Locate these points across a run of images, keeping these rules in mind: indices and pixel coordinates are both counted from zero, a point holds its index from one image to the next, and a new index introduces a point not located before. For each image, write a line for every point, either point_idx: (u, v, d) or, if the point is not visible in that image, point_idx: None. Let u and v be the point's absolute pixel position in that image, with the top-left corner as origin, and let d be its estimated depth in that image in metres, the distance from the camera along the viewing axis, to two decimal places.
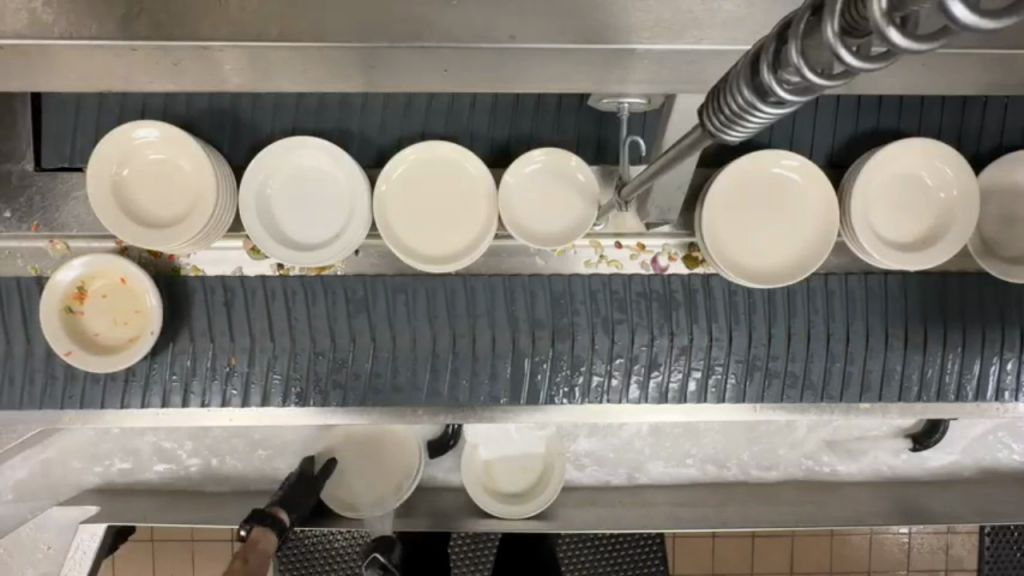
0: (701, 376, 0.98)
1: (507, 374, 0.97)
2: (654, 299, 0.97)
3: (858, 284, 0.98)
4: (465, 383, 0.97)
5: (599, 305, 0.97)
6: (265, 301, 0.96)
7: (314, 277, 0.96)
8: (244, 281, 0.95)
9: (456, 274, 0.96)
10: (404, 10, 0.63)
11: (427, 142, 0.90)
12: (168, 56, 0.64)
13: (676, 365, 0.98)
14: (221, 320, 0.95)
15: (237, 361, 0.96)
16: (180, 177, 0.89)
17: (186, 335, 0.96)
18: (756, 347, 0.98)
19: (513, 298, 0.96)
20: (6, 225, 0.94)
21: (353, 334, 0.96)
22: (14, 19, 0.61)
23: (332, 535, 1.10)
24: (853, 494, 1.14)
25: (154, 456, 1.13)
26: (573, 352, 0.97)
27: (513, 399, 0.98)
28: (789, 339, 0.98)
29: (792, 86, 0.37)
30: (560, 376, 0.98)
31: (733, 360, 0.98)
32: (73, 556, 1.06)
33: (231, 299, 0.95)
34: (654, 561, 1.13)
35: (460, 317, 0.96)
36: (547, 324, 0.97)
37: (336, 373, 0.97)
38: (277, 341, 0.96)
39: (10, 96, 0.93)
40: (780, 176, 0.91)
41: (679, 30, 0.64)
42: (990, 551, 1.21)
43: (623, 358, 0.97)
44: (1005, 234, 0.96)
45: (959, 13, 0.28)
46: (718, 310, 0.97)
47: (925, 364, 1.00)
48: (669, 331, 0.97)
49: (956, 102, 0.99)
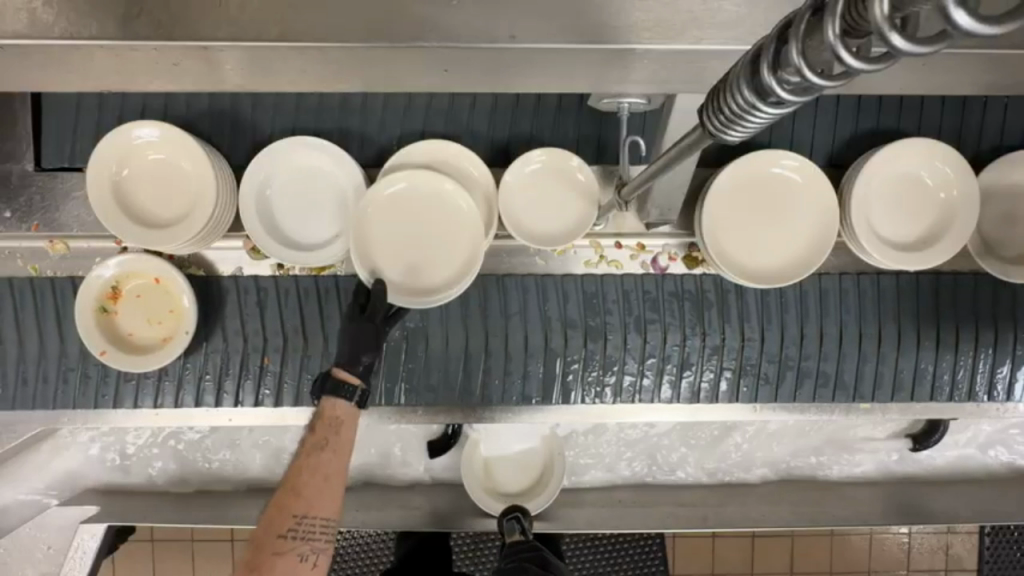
0: (733, 376, 0.99)
1: (540, 373, 0.98)
2: (686, 299, 0.98)
3: (890, 283, 0.99)
4: (498, 383, 0.98)
5: (631, 304, 0.98)
6: (298, 302, 0.96)
7: (347, 278, 0.96)
8: (278, 281, 0.96)
9: (490, 274, 0.97)
10: (404, 9, 0.63)
11: (428, 142, 0.90)
12: (168, 56, 0.64)
13: (708, 365, 0.99)
14: (255, 319, 0.96)
15: (269, 361, 0.97)
16: (180, 177, 0.89)
17: (219, 335, 0.96)
18: (789, 347, 0.99)
19: (546, 298, 0.97)
20: (5, 225, 0.95)
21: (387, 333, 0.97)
22: (14, 19, 0.61)
23: (332, 535, 1.11)
24: (853, 494, 1.14)
25: (155, 456, 1.13)
26: (606, 352, 0.98)
27: (544, 399, 0.99)
28: (820, 340, 0.99)
29: (791, 86, 0.37)
30: (592, 376, 0.98)
31: (764, 361, 0.99)
32: (73, 557, 1.07)
33: (265, 300, 0.96)
34: (654, 562, 1.13)
35: (494, 316, 0.97)
36: (579, 324, 0.97)
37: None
38: (310, 341, 0.96)
39: (9, 96, 0.93)
40: (781, 176, 0.91)
41: (679, 31, 0.63)
42: (990, 551, 1.22)
43: (655, 358, 0.98)
44: (1006, 234, 0.96)
45: (962, 21, 0.28)
46: (750, 309, 0.98)
47: (957, 365, 1.00)
48: (701, 332, 0.98)
49: (956, 102, 0.99)
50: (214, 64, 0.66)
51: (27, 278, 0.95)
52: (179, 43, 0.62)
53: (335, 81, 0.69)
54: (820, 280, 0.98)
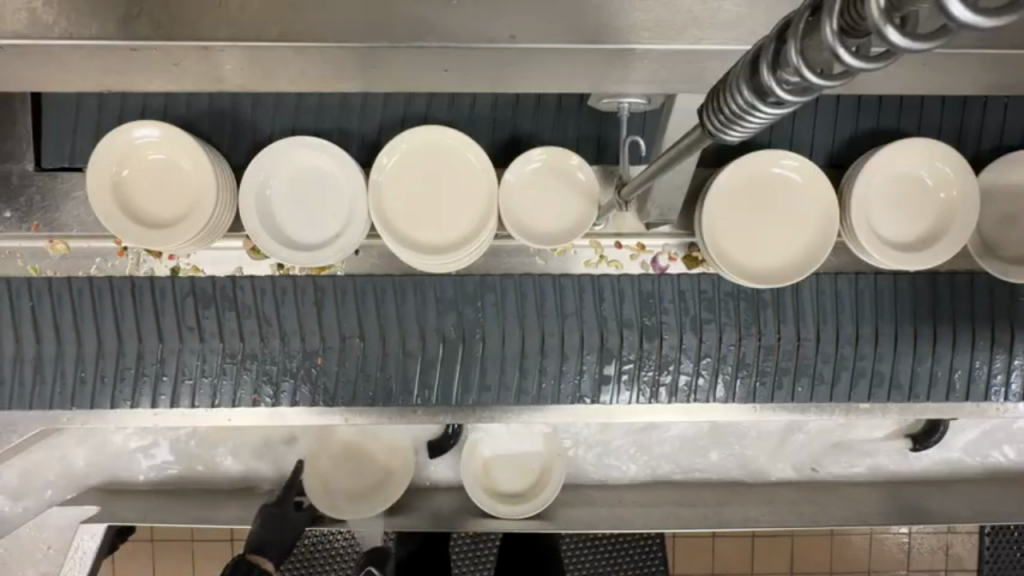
0: (789, 376, 0.99)
1: (593, 373, 0.98)
2: (742, 299, 0.97)
3: (945, 283, 0.99)
4: (551, 383, 0.97)
5: (687, 304, 0.97)
6: (356, 301, 0.96)
7: (405, 279, 0.96)
8: (334, 280, 0.96)
9: (546, 275, 0.97)
10: (403, 11, 0.63)
11: (422, 129, 0.88)
12: (168, 55, 0.64)
13: (764, 365, 0.98)
14: (312, 319, 0.96)
15: (324, 360, 0.96)
16: (179, 177, 0.89)
17: (276, 335, 0.96)
18: (844, 346, 0.98)
19: (602, 298, 0.97)
20: (6, 225, 0.95)
21: (443, 333, 0.96)
22: (14, 19, 0.61)
23: (332, 535, 1.11)
24: (852, 494, 1.14)
25: (156, 457, 1.13)
26: (661, 351, 0.97)
27: (595, 398, 0.98)
28: (876, 340, 0.98)
29: (791, 86, 0.37)
30: (647, 374, 0.98)
31: (821, 360, 0.99)
32: (72, 556, 1.06)
33: (321, 300, 0.96)
34: (654, 562, 1.12)
35: (550, 316, 0.97)
36: (635, 324, 0.97)
37: (426, 372, 0.97)
38: (367, 340, 0.96)
39: (10, 96, 0.93)
40: (781, 175, 0.91)
41: (679, 30, 0.63)
42: (990, 551, 1.22)
43: (710, 358, 0.98)
44: (1007, 234, 0.96)
45: (958, 12, 0.28)
46: (806, 309, 0.98)
47: (1012, 366, 1.00)
48: (756, 331, 0.98)
49: (955, 102, 0.99)
50: (214, 64, 0.66)
51: (85, 278, 0.94)
52: (179, 43, 0.62)
53: (334, 80, 0.69)
54: (875, 280, 0.98)
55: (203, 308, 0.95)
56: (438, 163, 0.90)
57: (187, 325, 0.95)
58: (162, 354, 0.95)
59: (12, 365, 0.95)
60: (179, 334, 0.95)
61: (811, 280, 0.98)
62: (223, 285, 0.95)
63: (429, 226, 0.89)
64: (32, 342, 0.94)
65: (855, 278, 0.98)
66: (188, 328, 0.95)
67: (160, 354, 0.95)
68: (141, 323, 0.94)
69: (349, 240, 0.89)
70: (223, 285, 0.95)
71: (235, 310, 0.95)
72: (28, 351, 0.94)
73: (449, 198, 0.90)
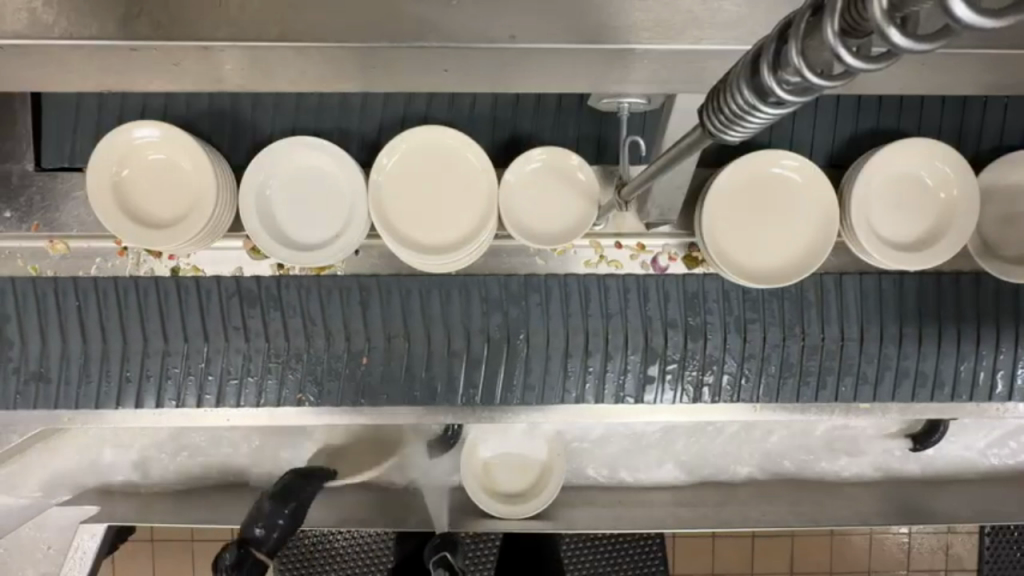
0: (834, 376, 0.99)
1: (637, 372, 0.97)
2: (787, 299, 0.98)
3: (989, 284, 0.99)
4: (593, 382, 0.97)
5: (732, 304, 0.97)
6: (401, 301, 0.96)
7: (449, 278, 0.96)
8: (361, 280, 0.96)
9: (591, 274, 0.97)
10: (404, 11, 0.63)
11: (422, 129, 0.88)
12: (168, 54, 0.64)
13: (810, 365, 0.98)
14: (357, 319, 0.96)
15: (369, 360, 0.96)
16: (180, 177, 0.89)
17: (322, 334, 0.95)
18: (889, 346, 0.98)
19: (647, 298, 0.97)
20: (6, 225, 0.95)
21: (488, 333, 0.96)
22: (14, 19, 0.61)
23: (332, 535, 1.09)
24: (851, 494, 1.14)
25: (156, 456, 1.13)
26: (706, 351, 0.97)
27: (639, 397, 0.98)
28: (919, 339, 0.98)
29: (791, 86, 0.37)
30: (690, 374, 0.98)
31: (865, 361, 0.98)
32: (72, 557, 1.07)
33: (367, 299, 0.96)
34: (654, 562, 1.12)
35: (595, 316, 0.96)
36: (680, 323, 0.97)
37: (471, 371, 0.97)
38: (413, 340, 0.96)
39: (10, 96, 0.93)
40: (781, 176, 0.91)
41: (679, 30, 0.63)
42: (990, 551, 1.21)
43: (755, 358, 0.98)
44: (1008, 234, 0.96)
45: (963, 13, 0.28)
46: (851, 308, 0.98)
47: None
48: (801, 331, 0.98)
49: (955, 102, 0.99)
50: (213, 64, 0.66)
51: (135, 278, 0.94)
52: (179, 43, 0.62)
53: (334, 81, 0.69)
54: (919, 278, 0.98)
55: (248, 308, 0.95)
56: (438, 162, 0.90)
57: (233, 325, 0.95)
58: (207, 354, 0.95)
59: (58, 363, 0.94)
60: (225, 334, 0.95)
61: (855, 278, 0.98)
62: (268, 284, 0.95)
63: (428, 225, 0.89)
64: (78, 342, 0.94)
65: (899, 277, 0.98)
66: (234, 328, 0.95)
67: (206, 355, 0.95)
68: (188, 323, 0.94)
69: (348, 240, 0.89)
70: (268, 285, 0.95)
71: (280, 308, 0.95)
72: (73, 350, 0.94)
73: (449, 197, 0.90)
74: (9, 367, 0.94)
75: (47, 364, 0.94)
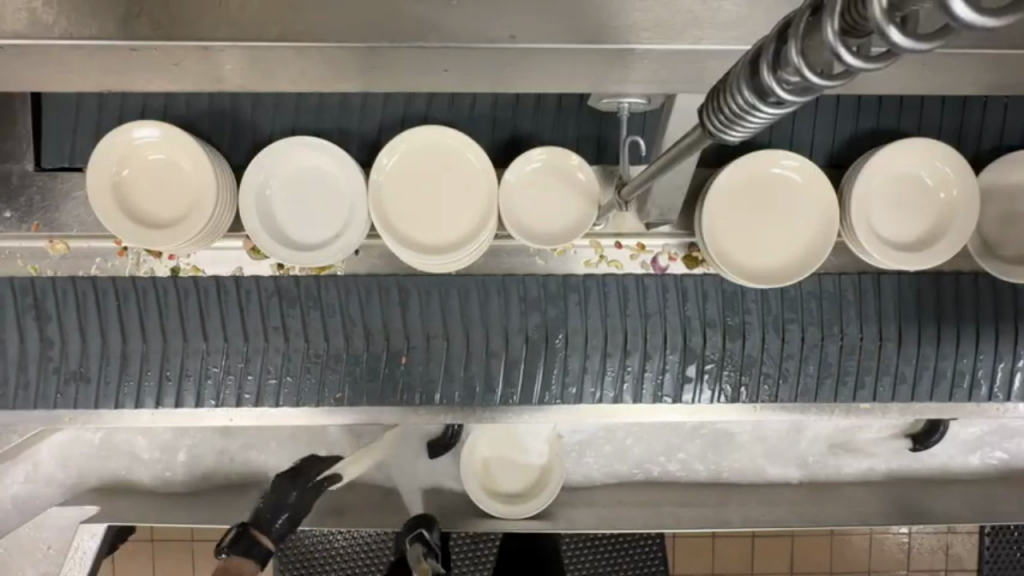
0: (871, 376, 0.99)
1: (675, 372, 0.98)
2: (825, 298, 0.98)
3: None
4: (632, 381, 0.98)
5: (771, 304, 0.98)
6: (441, 301, 0.96)
7: (466, 278, 0.96)
8: (401, 280, 0.96)
9: (630, 274, 0.97)
10: (404, 11, 0.63)
11: (422, 129, 0.88)
12: (167, 54, 0.64)
13: (848, 364, 0.99)
14: (397, 320, 0.96)
15: (409, 360, 0.97)
16: (180, 177, 0.89)
17: (362, 334, 0.96)
18: (927, 347, 0.99)
19: (686, 298, 0.97)
20: (6, 225, 0.94)
21: (527, 333, 0.96)
22: (15, 19, 0.61)
23: (332, 535, 1.10)
24: (850, 494, 1.14)
25: (156, 456, 1.14)
26: (745, 352, 0.98)
27: (677, 397, 0.99)
28: (958, 340, 0.99)
29: (791, 86, 0.37)
30: (727, 375, 0.98)
31: (903, 361, 0.99)
32: (73, 556, 1.06)
33: (406, 300, 0.96)
34: (654, 562, 1.12)
35: (634, 316, 0.97)
36: (719, 323, 0.97)
37: (509, 371, 0.97)
38: (452, 340, 0.96)
39: (10, 96, 0.93)
40: (781, 176, 0.91)
41: (679, 31, 0.63)
42: (990, 551, 1.21)
43: (793, 358, 0.98)
44: (1008, 234, 0.96)
45: (960, 12, 0.28)
46: (888, 309, 0.98)
47: None
48: (839, 331, 0.98)
49: (955, 102, 0.99)
50: (213, 64, 0.66)
51: (170, 277, 0.95)
52: (179, 43, 0.62)
53: (334, 81, 0.69)
54: (958, 279, 0.99)
55: (288, 308, 0.96)
56: (439, 162, 0.90)
57: (273, 325, 0.96)
58: (246, 354, 0.96)
59: (97, 362, 0.95)
60: (264, 334, 0.95)
61: (892, 278, 0.99)
62: (308, 283, 0.96)
63: (429, 226, 0.89)
64: (118, 341, 0.95)
65: (938, 276, 0.99)
66: (274, 328, 0.95)
67: (245, 354, 0.96)
68: (228, 323, 0.95)
69: (348, 241, 0.89)
70: (309, 285, 0.96)
71: (320, 310, 0.96)
72: (115, 350, 0.95)
73: (449, 197, 0.90)
74: (50, 367, 0.95)
75: (87, 364, 0.95)
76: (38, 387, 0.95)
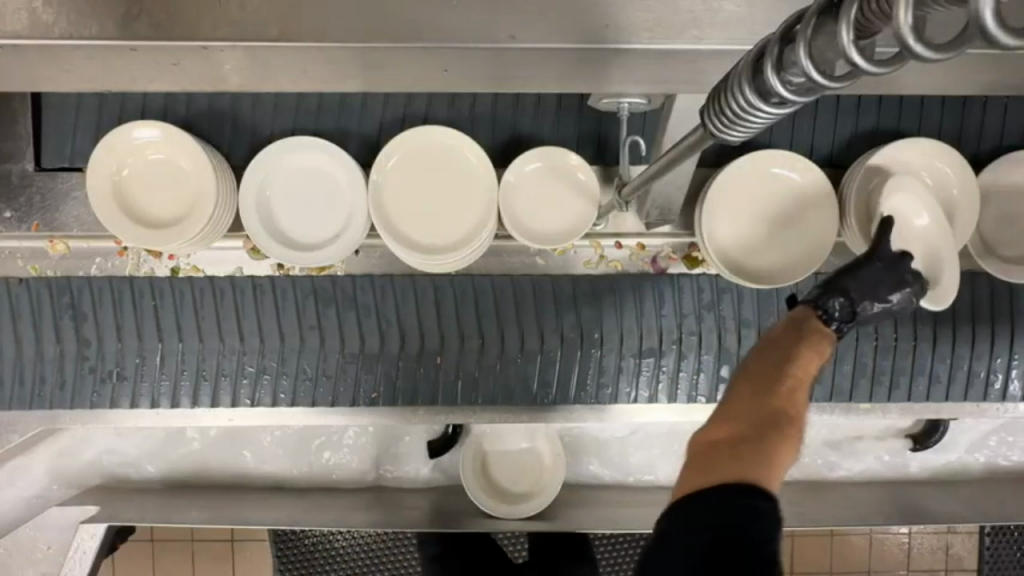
0: (906, 376, 1.00)
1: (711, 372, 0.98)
2: None
3: None
4: (667, 378, 0.98)
5: None
6: (474, 302, 0.97)
7: (507, 281, 0.97)
8: (435, 281, 0.96)
9: (664, 275, 0.97)
10: (405, 11, 0.63)
11: (422, 130, 0.88)
12: (167, 53, 0.64)
13: (882, 364, 1.00)
14: (432, 320, 0.96)
15: (444, 360, 0.97)
16: (180, 177, 0.89)
17: (398, 332, 0.96)
18: (962, 347, 1.00)
19: (720, 300, 0.97)
20: (6, 225, 0.95)
21: (563, 333, 0.97)
22: (15, 19, 0.61)
23: (333, 535, 1.12)
24: (851, 493, 1.14)
25: (157, 453, 1.14)
26: None
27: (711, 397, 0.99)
28: (992, 339, 0.99)
29: (795, 86, 0.37)
30: None
31: (937, 361, 1.00)
32: (72, 556, 1.06)
33: (441, 299, 0.96)
34: None
35: (668, 316, 0.97)
36: (754, 323, 0.97)
37: (545, 371, 0.98)
38: (485, 339, 0.97)
39: (9, 95, 0.93)
40: (781, 176, 0.91)
41: (679, 30, 0.63)
42: (990, 551, 1.22)
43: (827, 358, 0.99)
44: (1010, 234, 0.96)
45: (992, 30, 0.28)
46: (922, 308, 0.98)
47: None
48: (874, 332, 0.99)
49: (955, 102, 0.99)
50: (213, 64, 0.66)
51: (206, 278, 0.95)
52: (178, 43, 0.62)
53: (334, 80, 0.69)
54: (992, 281, 0.99)
55: (323, 308, 0.96)
56: (440, 162, 0.90)
57: (308, 324, 0.96)
58: (282, 354, 0.96)
59: (134, 361, 0.96)
60: (300, 334, 0.96)
61: None
62: (343, 284, 0.96)
63: (429, 224, 0.89)
64: (158, 341, 0.95)
65: (972, 277, 0.99)
66: (309, 327, 0.96)
67: (280, 354, 0.96)
68: (263, 323, 0.96)
69: (348, 241, 0.89)
70: (343, 284, 0.96)
71: (356, 311, 0.96)
72: (149, 350, 0.96)
73: (449, 196, 0.90)
74: (85, 366, 0.96)
75: (123, 364, 0.96)
76: (75, 386, 0.96)
